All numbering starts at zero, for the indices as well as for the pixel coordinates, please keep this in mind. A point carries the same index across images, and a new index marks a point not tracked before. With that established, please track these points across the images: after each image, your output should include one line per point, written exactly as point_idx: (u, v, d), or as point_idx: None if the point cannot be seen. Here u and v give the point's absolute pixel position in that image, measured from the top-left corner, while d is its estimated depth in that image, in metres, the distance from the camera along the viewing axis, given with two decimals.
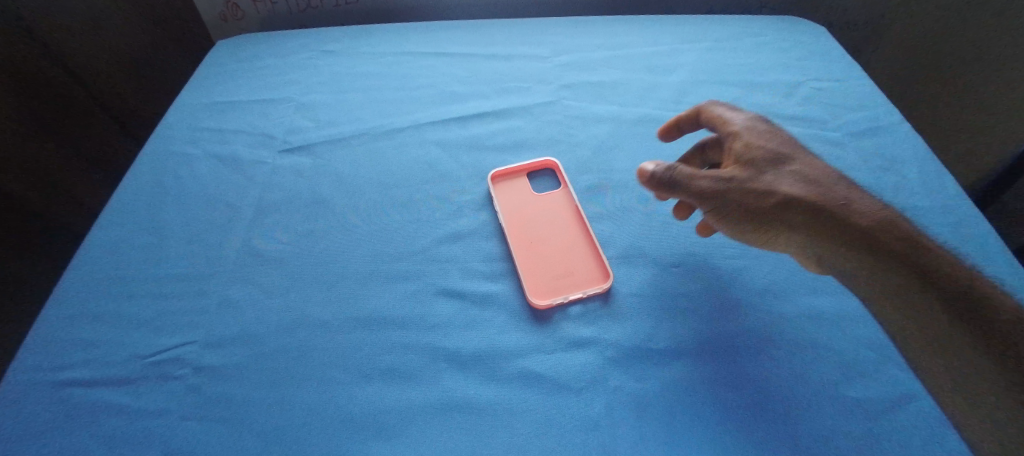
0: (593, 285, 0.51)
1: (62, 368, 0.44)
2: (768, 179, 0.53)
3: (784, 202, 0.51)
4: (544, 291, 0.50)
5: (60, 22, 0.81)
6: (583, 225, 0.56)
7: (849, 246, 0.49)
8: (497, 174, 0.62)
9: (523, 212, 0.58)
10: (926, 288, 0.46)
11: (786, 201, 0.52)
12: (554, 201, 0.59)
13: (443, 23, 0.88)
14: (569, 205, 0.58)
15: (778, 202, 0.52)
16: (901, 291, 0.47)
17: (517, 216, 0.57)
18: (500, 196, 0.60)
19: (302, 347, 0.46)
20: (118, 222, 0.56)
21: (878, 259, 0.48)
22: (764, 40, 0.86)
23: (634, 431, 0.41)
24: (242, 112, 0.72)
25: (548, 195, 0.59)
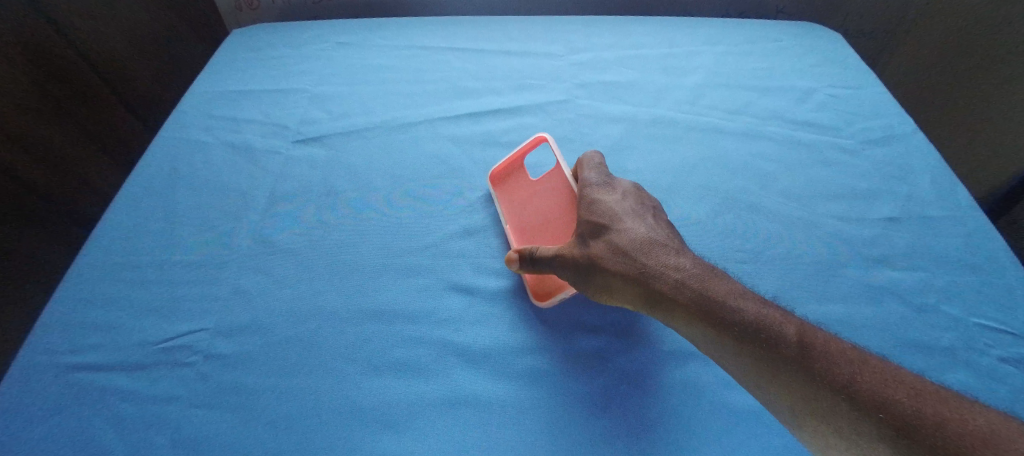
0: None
1: (76, 351, 0.44)
2: (601, 239, 0.46)
3: (612, 270, 0.44)
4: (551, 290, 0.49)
5: (80, 6, 0.83)
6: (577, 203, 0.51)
7: (727, 334, 0.40)
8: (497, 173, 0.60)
9: (526, 208, 0.56)
10: (798, 378, 0.37)
11: (620, 273, 0.44)
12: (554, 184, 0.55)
13: (459, 19, 0.88)
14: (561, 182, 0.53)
15: (606, 271, 0.45)
16: (760, 380, 0.39)
17: (520, 214, 0.55)
18: (503, 194, 0.58)
19: (313, 337, 0.46)
20: (133, 208, 0.56)
21: (728, 338, 0.40)
22: (781, 44, 0.85)
23: (642, 432, 0.42)
24: (256, 101, 0.72)
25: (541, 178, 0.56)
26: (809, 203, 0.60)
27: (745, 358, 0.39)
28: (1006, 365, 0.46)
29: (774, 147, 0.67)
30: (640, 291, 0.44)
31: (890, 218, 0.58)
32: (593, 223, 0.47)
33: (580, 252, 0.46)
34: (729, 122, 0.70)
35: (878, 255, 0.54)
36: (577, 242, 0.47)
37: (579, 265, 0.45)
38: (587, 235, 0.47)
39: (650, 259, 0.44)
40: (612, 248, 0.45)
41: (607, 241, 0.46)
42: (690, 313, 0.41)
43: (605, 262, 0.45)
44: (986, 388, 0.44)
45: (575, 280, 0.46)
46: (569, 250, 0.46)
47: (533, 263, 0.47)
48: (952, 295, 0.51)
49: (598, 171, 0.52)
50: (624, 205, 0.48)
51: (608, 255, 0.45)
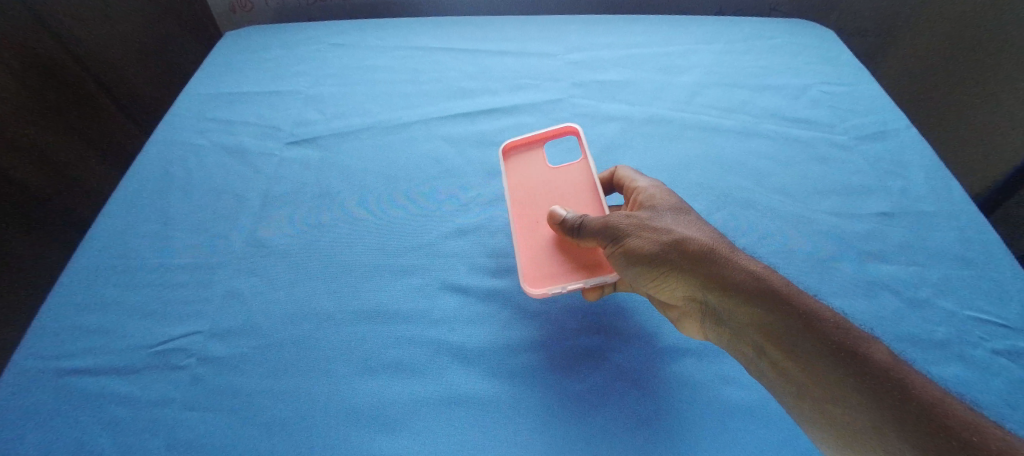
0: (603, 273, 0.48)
1: (68, 355, 0.44)
2: (667, 221, 0.48)
3: (680, 243, 0.45)
4: (546, 278, 0.49)
5: (72, 8, 0.82)
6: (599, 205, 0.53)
7: (788, 311, 0.40)
8: (511, 154, 0.59)
9: (536, 193, 0.55)
10: (851, 360, 0.37)
11: (687, 246, 0.45)
12: (571, 179, 0.56)
13: (454, 19, 0.88)
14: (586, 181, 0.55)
15: (672, 243, 0.45)
16: (811, 358, 0.39)
17: (530, 198, 0.55)
18: (511, 170, 0.58)
19: (307, 339, 0.46)
20: (126, 211, 0.56)
21: (788, 317, 0.40)
22: (774, 42, 0.86)
23: (638, 429, 0.41)
24: (250, 103, 0.72)
25: (561, 170, 0.57)
26: (803, 200, 0.60)
27: (802, 334, 0.39)
28: (1000, 358, 0.46)
29: (768, 144, 0.67)
30: (702, 265, 0.44)
31: (884, 213, 0.58)
32: (659, 210, 0.49)
33: (648, 224, 0.46)
34: (724, 120, 0.70)
35: (872, 250, 0.54)
36: (643, 214, 0.48)
37: (644, 233, 0.46)
38: (654, 215, 0.48)
39: (716, 243, 0.46)
40: (680, 228, 0.47)
41: (676, 222, 0.47)
42: (752, 290, 0.42)
43: (674, 235, 0.46)
44: (981, 381, 0.44)
45: (637, 245, 0.45)
46: (635, 219, 0.47)
47: (593, 221, 0.47)
48: (946, 290, 0.51)
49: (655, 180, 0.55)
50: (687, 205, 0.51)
51: (678, 230, 0.46)
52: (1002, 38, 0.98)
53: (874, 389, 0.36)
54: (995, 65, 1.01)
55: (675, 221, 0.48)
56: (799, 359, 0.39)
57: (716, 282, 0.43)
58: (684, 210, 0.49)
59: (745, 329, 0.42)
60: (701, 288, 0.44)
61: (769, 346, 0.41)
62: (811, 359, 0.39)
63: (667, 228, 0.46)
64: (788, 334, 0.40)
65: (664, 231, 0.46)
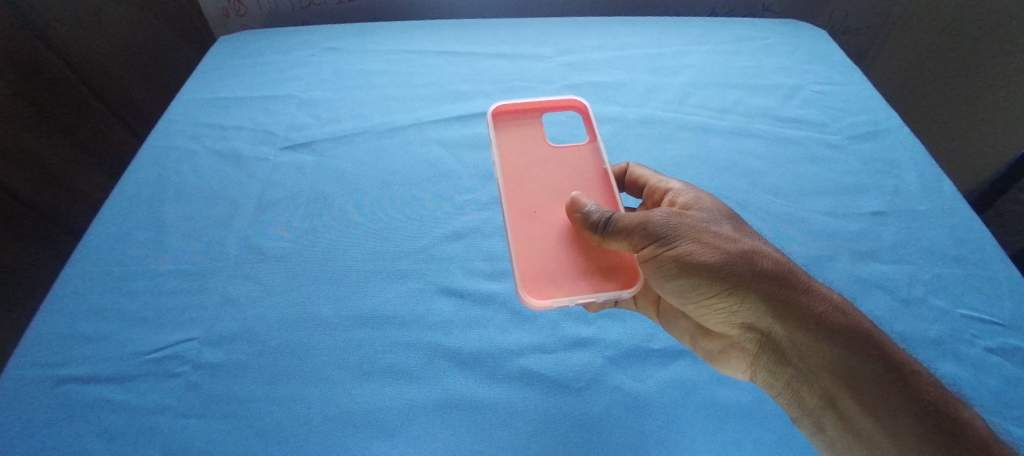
0: (608, 287, 0.47)
1: (63, 364, 0.44)
2: (725, 229, 0.46)
3: (744, 257, 0.43)
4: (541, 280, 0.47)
5: (66, 15, 0.83)
6: (604, 198, 0.54)
7: (848, 334, 0.39)
8: (517, 130, 0.58)
9: (542, 175, 0.54)
10: (908, 391, 0.37)
11: (750, 261, 0.43)
12: (580, 165, 0.56)
13: (446, 22, 0.89)
14: (587, 167, 0.56)
15: (733, 255, 0.43)
16: (863, 381, 0.38)
17: (536, 181, 0.54)
18: (518, 148, 0.56)
19: (303, 345, 0.46)
20: (120, 218, 0.56)
21: (848, 339, 0.39)
22: (766, 42, 0.86)
23: (634, 430, 0.41)
24: (244, 108, 0.72)
25: (560, 149, 0.56)
26: (797, 200, 0.60)
27: (860, 361, 0.38)
28: (993, 356, 0.46)
29: (762, 144, 0.67)
30: (764, 278, 0.42)
31: (877, 213, 0.59)
32: (718, 216, 0.47)
33: (707, 230, 0.45)
34: (717, 121, 0.71)
35: (865, 250, 0.55)
36: (700, 220, 0.46)
37: (702, 241, 0.44)
38: (711, 221, 0.46)
39: (779, 259, 0.44)
40: (743, 238, 0.45)
41: (737, 232, 0.46)
42: (812, 312, 0.41)
43: (738, 245, 0.44)
44: (974, 378, 0.44)
45: (693, 249, 0.44)
46: (691, 223, 0.45)
47: (640, 215, 0.46)
48: (939, 288, 0.51)
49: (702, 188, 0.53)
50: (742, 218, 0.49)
51: (741, 241, 0.44)
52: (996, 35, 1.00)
53: (928, 426, 0.35)
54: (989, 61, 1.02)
55: (738, 231, 0.46)
56: (853, 384, 0.38)
57: (776, 297, 0.42)
58: (742, 222, 0.48)
59: (801, 347, 0.41)
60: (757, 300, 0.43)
61: (820, 364, 0.40)
62: (863, 381, 0.38)
63: (729, 236, 0.45)
64: (844, 355, 0.39)
65: (726, 239, 0.44)
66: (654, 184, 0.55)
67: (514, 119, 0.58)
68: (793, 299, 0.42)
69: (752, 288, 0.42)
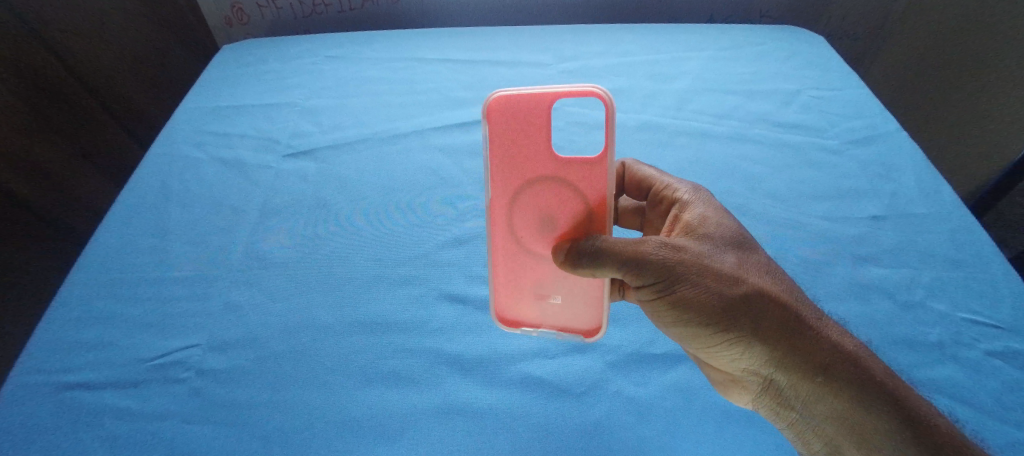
0: (576, 330, 0.49)
1: (67, 370, 0.44)
2: (729, 262, 0.41)
3: (748, 300, 0.39)
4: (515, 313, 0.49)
5: (71, 25, 0.84)
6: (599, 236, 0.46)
7: (859, 389, 0.36)
8: (502, 134, 0.45)
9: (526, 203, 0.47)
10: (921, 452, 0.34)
11: (756, 305, 0.39)
12: (578, 190, 0.45)
13: (449, 31, 0.90)
14: (591, 194, 0.45)
15: (737, 298, 0.39)
16: (872, 439, 0.36)
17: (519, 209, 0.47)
18: (501, 164, 0.46)
19: (304, 351, 0.46)
20: (125, 225, 0.56)
21: (859, 395, 0.36)
22: (764, 48, 0.87)
23: (635, 435, 0.41)
24: (248, 117, 0.73)
25: (556, 166, 0.45)
26: (796, 204, 0.61)
27: (871, 418, 0.36)
28: (994, 359, 0.45)
29: (760, 149, 0.68)
30: (767, 322, 0.39)
31: (875, 217, 0.59)
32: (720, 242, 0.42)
33: (708, 264, 0.40)
34: (716, 126, 0.71)
35: (864, 254, 0.55)
36: (701, 252, 0.41)
37: (703, 282, 0.40)
38: (714, 253, 0.41)
39: (785, 297, 0.40)
40: (748, 271, 0.41)
41: (741, 263, 0.41)
42: (821, 361, 0.38)
43: (741, 285, 0.40)
44: (976, 382, 0.44)
45: (690, 289, 0.40)
46: (690, 253, 0.40)
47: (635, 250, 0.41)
48: (939, 291, 0.51)
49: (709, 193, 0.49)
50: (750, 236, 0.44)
51: (744, 277, 0.40)
52: (990, 32, 1.00)
53: None
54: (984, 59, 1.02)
55: (742, 262, 0.41)
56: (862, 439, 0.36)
57: (780, 341, 0.39)
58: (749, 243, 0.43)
59: (808, 398, 0.38)
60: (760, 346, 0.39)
61: (827, 415, 0.38)
62: (872, 438, 0.36)
63: (732, 271, 0.40)
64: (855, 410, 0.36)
65: (730, 274, 0.40)
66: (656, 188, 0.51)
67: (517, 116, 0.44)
68: (799, 345, 0.38)
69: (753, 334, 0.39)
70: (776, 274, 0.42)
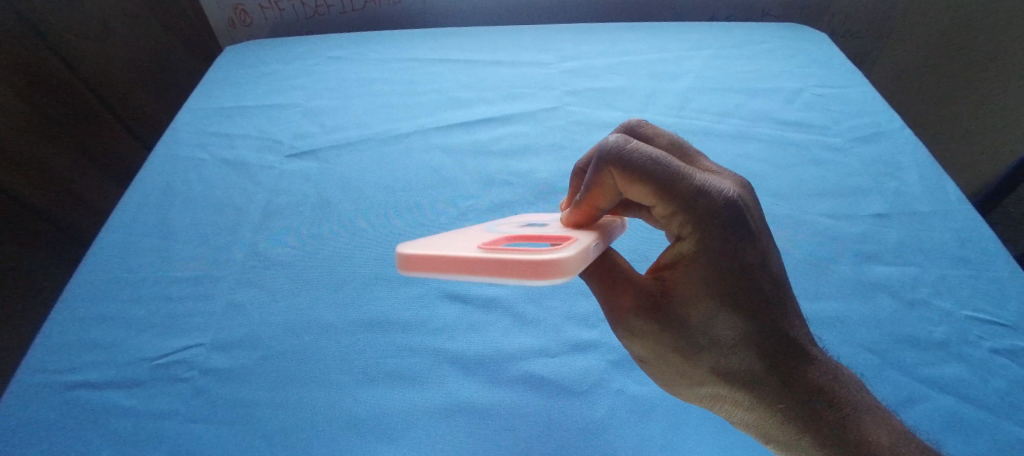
0: None
1: (72, 370, 0.44)
2: (707, 341, 0.33)
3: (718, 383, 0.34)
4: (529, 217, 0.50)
5: (76, 26, 0.85)
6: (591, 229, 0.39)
7: None
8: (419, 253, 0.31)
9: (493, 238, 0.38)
10: None
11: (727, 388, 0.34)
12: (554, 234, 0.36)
13: (450, 32, 0.90)
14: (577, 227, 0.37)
15: (705, 380, 0.34)
16: None
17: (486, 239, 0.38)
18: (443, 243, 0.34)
19: (308, 350, 0.46)
20: (129, 226, 0.57)
21: None
22: (767, 47, 0.87)
23: (638, 434, 0.41)
24: (251, 118, 0.73)
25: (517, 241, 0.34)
26: (799, 203, 0.60)
27: None
28: (999, 357, 0.45)
29: (763, 148, 0.68)
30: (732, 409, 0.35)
31: (879, 215, 0.59)
32: (689, 328, 0.33)
33: (663, 357, 0.35)
34: (718, 125, 0.71)
35: (867, 252, 0.55)
36: (669, 331, 0.34)
37: (668, 360, 0.35)
38: (689, 331, 0.33)
39: (773, 388, 0.33)
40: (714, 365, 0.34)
41: (708, 355, 0.33)
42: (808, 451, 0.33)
43: (711, 369, 0.34)
44: (981, 380, 0.43)
45: (648, 368, 0.37)
46: (656, 334, 0.34)
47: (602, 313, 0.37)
48: (943, 290, 0.50)
49: (723, 218, 0.30)
50: (751, 304, 0.31)
51: (720, 360, 0.33)
52: (990, 25, 1.01)
53: None
54: (989, 50, 1.02)
55: (712, 353, 0.33)
56: None
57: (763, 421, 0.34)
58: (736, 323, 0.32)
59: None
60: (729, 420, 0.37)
61: None
62: None
63: (694, 363, 0.34)
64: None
65: (689, 368, 0.35)
66: (661, 197, 0.31)
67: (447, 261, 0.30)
68: (785, 430, 0.33)
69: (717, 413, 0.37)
70: (780, 353, 0.32)
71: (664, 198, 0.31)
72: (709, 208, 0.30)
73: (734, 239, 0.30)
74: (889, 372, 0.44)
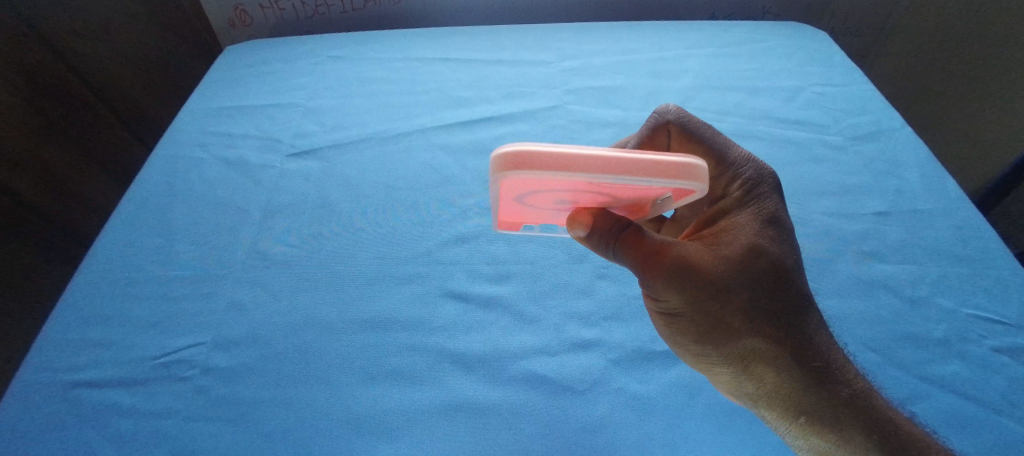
0: None
1: (74, 369, 0.44)
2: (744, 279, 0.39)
3: (748, 319, 0.39)
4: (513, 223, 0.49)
5: (77, 26, 0.85)
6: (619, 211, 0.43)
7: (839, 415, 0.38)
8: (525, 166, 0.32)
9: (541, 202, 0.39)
10: None
11: (756, 324, 0.39)
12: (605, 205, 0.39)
13: (451, 31, 0.90)
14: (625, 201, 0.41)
15: (738, 317, 0.39)
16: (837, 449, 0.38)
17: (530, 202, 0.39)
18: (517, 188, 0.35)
19: (309, 349, 0.46)
20: (130, 226, 0.57)
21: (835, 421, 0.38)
22: (767, 45, 0.87)
23: (639, 432, 0.41)
24: (251, 117, 0.73)
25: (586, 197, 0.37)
26: (800, 201, 0.60)
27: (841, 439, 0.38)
28: (1000, 355, 0.45)
29: (763, 146, 0.68)
30: (756, 361, 0.39)
31: (880, 213, 0.59)
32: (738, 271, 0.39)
33: (710, 300, 0.39)
34: (718, 123, 0.71)
35: (868, 250, 0.54)
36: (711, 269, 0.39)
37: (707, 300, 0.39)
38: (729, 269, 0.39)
39: (794, 326, 0.39)
40: (757, 309, 0.39)
41: (752, 299, 0.39)
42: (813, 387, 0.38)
43: (745, 304, 0.39)
44: (981, 378, 0.43)
45: (687, 316, 0.40)
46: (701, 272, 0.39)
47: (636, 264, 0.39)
48: (944, 288, 0.50)
49: (763, 189, 0.42)
50: (786, 261, 0.40)
51: (753, 297, 0.39)
52: (993, 26, 0.99)
53: None
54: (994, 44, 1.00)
55: (756, 298, 0.39)
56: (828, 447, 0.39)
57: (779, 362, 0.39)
58: (778, 273, 0.39)
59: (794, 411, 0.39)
60: (747, 384, 0.40)
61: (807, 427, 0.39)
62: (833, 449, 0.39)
63: (728, 304, 0.39)
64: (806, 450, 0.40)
65: (732, 312, 0.39)
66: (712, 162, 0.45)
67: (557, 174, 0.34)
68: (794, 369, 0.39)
69: (742, 369, 0.40)
70: (799, 296, 0.40)
71: (712, 163, 0.45)
72: (752, 179, 0.43)
73: (766, 206, 0.42)
74: (889, 370, 0.44)
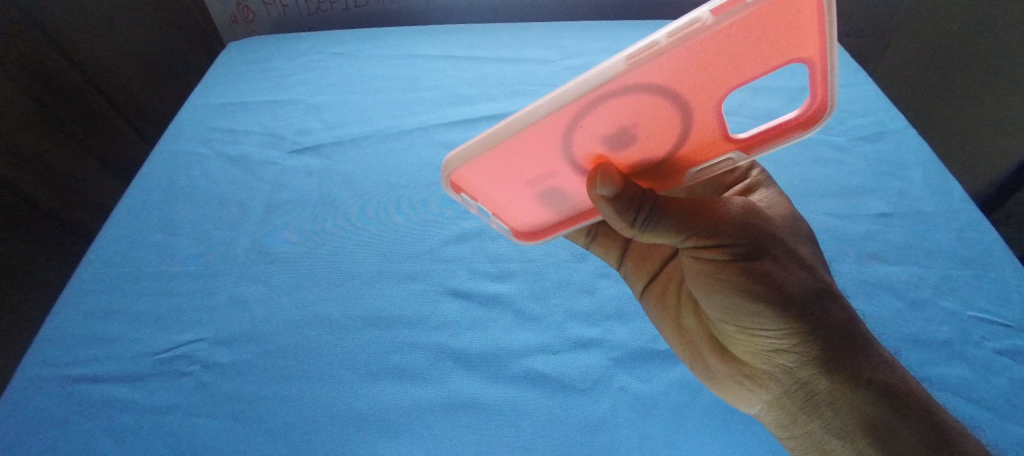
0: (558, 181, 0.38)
1: (75, 364, 0.44)
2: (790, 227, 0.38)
3: (808, 257, 0.36)
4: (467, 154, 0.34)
5: (79, 21, 0.85)
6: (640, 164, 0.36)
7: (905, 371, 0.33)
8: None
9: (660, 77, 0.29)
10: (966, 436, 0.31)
11: (815, 264, 0.36)
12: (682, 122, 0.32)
13: (455, 28, 0.90)
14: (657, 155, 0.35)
15: (801, 254, 0.36)
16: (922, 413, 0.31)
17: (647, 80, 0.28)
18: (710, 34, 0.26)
19: (311, 346, 0.46)
20: (133, 221, 0.57)
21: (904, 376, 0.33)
22: None
23: (640, 431, 0.41)
24: (253, 113, 0.73)
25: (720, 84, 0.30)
26: (803, 201, 0.60)
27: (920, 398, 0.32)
28: (1002, 357, 0.45)
29: None
30: (834, 315, 0.34)
31: (883, 214, 0.58)
32: (786, 227, 0.38)
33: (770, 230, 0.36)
34: None
35: (870, 251, 0.54)
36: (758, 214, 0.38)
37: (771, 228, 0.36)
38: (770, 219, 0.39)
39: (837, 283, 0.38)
40: (817, 258, 0.37)
41: (801, 240, 0.38)
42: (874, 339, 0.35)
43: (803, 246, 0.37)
44: (982, 380, 0.43)
45: (761, 257, 0.34)
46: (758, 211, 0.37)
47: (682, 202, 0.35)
48: (947, 290, 0.50)
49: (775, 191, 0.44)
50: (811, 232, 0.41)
51: (807, 244, 0.38)
52: (991, 24, 0.98)
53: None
54: (990, 42, 1.00)
55: (811, 251, 0.37)
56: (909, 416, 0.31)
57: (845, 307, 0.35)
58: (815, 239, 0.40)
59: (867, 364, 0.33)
60: (818, 342, 0.33)
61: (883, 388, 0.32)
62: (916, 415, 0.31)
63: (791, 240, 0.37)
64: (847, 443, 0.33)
65: (799, 258, 0.36)
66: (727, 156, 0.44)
67: (733, 49, 0.27)
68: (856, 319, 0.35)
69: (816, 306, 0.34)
70: None
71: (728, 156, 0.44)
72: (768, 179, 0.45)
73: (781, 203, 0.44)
74: None
